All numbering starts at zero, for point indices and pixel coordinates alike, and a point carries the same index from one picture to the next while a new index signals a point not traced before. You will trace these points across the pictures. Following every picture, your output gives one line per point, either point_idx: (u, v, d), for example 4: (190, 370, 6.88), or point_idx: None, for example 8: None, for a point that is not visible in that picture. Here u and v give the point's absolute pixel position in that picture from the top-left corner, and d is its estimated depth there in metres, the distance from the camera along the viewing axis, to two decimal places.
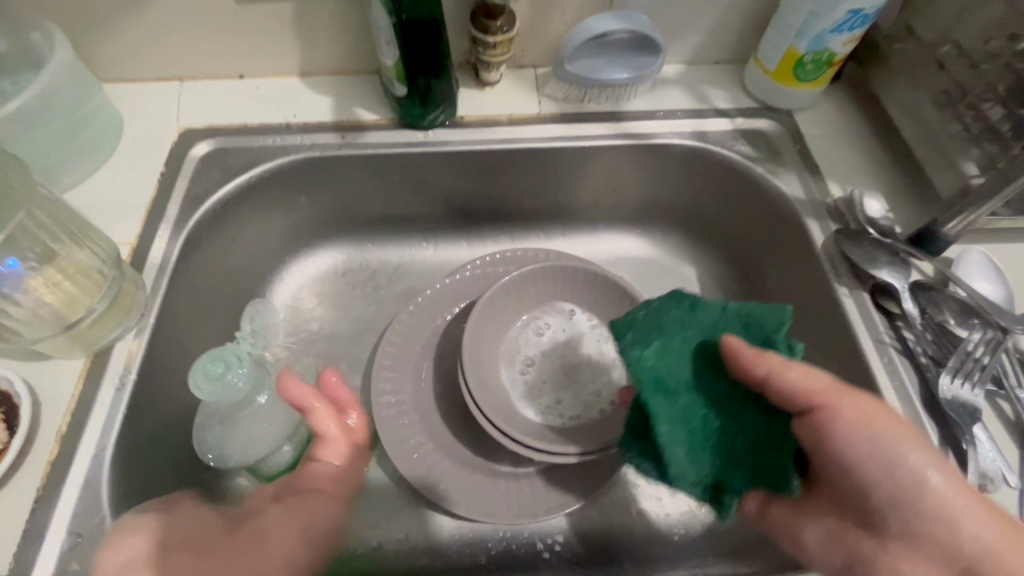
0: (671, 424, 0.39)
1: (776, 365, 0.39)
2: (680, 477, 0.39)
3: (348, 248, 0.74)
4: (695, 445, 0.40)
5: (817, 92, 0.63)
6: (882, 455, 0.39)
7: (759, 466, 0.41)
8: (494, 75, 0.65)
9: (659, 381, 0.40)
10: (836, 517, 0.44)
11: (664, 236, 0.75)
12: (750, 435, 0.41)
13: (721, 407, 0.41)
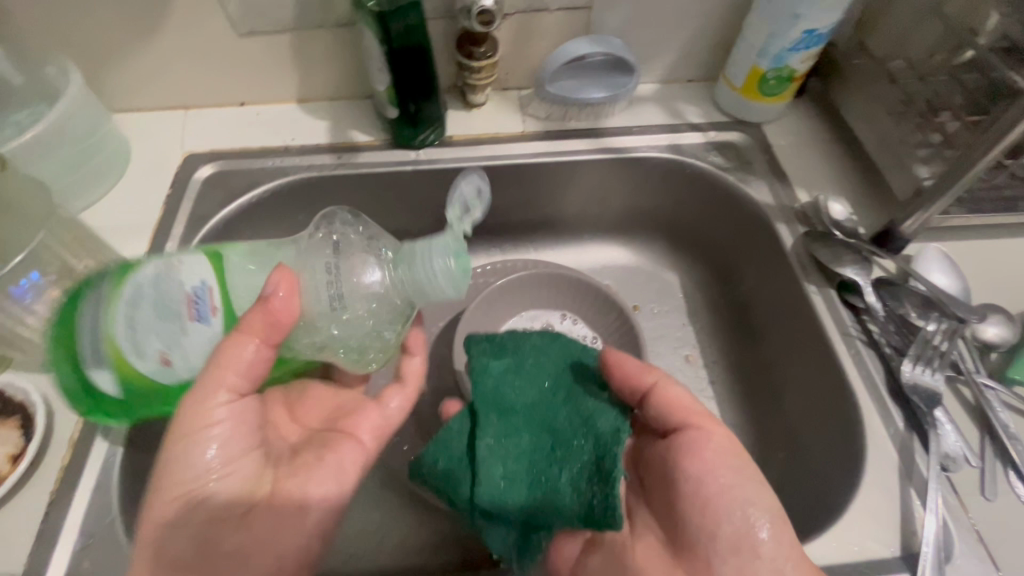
0: (495, 441, 0.46)
1: (655, 393, 0.47)
2: (483, 493, 0.45)
3: None
4: (509, 468, 0.45)
5: (782, 106, 0.68)
6: (730, 488, 0.44)
7: (573, 503, 0.44)
8: (480, 97, 0.69)
9: (499, 401, 0.48)
10: (649, 551, 0.46)
11: (646, 245, 0.78)
12: (570, 474, 0.45)
13: (566, 437, 0.46)
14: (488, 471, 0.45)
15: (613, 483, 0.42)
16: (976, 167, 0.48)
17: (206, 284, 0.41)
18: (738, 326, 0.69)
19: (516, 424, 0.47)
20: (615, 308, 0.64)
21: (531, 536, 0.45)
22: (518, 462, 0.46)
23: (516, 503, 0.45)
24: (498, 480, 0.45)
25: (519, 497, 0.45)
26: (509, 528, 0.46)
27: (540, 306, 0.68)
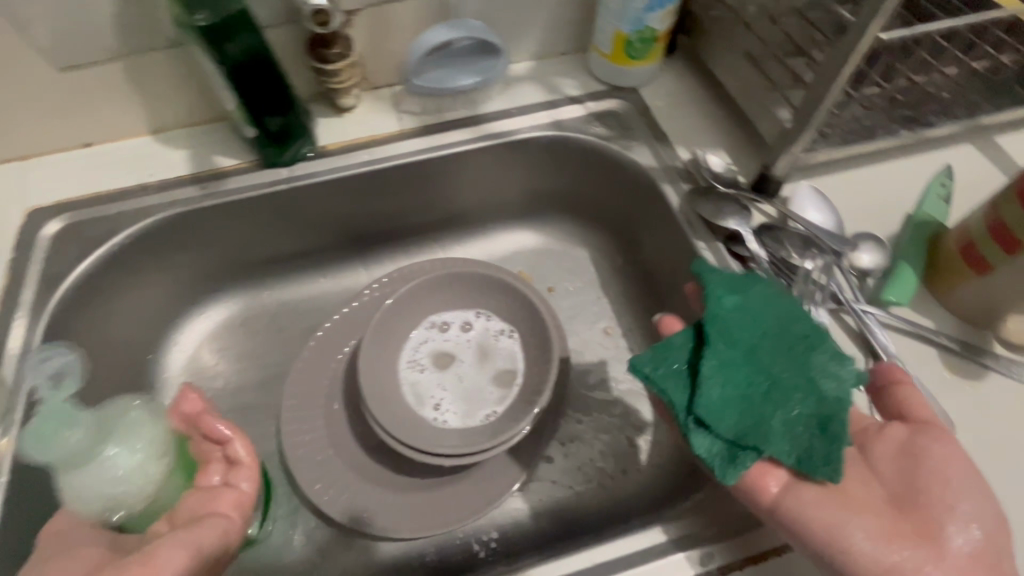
0: (720, 365, 0.44)
1: (905, 387, 0.44)
2: (704, 405, 0.43)
3: (240, 299, 0.73)
4: (732, 395, 0.43)
5: (654, 66, 0.68)
6: (953, 488, 0.39)
7: (784, 442, 0.41)
8: (349, 100, 0.66)
9: (727, 333, 0.45)
10: (862, 495, 0.40)
11: (551, 224, 0.78)
12: (783, 417, 0.42)
13: (785, 381, 0.43)
14: (708, 381, 0.43)
15: (841, 418, 0.41)
16: (825, 101, 0.50)
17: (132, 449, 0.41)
18: (649, 290, 0.70)
19: (773, 366, 0.44)
20: (521, 302, 0.60)
21: (720, 460, 0.42)
22: (744, 335, 0.45)
23: (751, 425, 0.42)
24: (718, 407, 0.43)
25: (750, 396, 0.43)
26: (720, 439, 0.42)
27: (446, 310, 0.63)
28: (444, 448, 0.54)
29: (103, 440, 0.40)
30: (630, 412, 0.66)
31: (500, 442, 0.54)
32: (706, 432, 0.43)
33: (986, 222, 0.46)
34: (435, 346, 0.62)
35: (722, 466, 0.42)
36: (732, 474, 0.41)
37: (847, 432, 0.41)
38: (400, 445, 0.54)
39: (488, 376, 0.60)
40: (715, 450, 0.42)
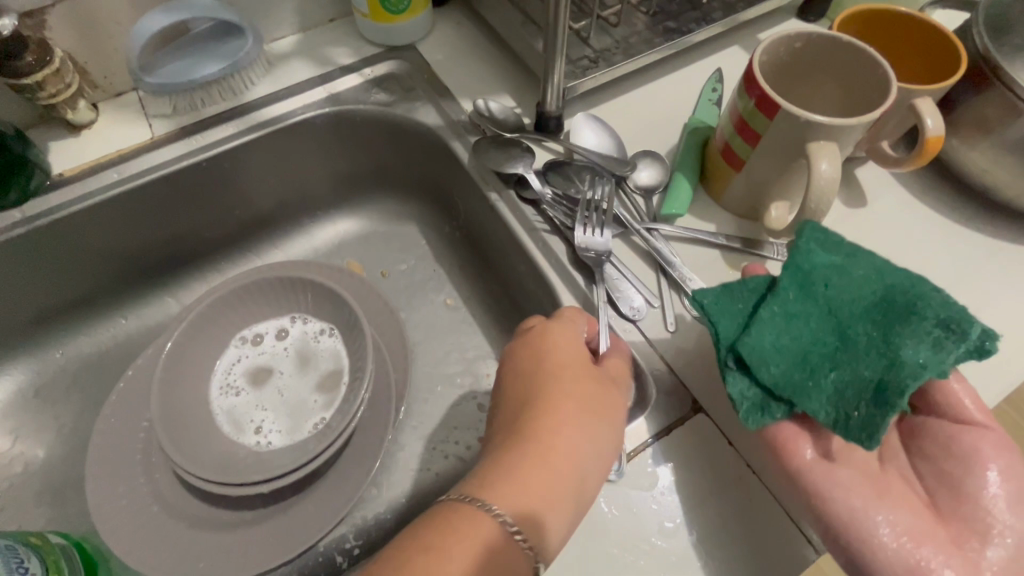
0: (785, 311, 0.38)
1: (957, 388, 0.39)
2: (750, 343, 0.37)
3: (24, 367, 0.63)
4: (787, 348, 0.37)
5: (423, 18, 0.63)
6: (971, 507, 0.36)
7: (822, 401, 0.36)
8: (80, 114, 0.57)
9: (822, 271, 0.39)
10: (901, 490, 0.37)
11: (369, 207, 0.74)
12: (837, 380, 0.36)
13: (894, 345, 0.36)
14: (790, 321, 0.38)
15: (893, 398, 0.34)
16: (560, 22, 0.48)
17: None
18: (475, 254, 0.68)
19: (910, 314, 0.36)
20: (330, 297, 0.56)
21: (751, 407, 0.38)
22: (874, 281, 0.38)
23: (839, 370, 0.37)
24: (816, 339, 0.37)
25: (860, 341, 0.37)
26: (751, 382, 0.38)
27: (255, 323, 0.58)
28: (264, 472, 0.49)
29: None
30: (481, 378, 0.64)
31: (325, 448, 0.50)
32: (739, 372, 0.38)
33: (733, 121, 0.46)
34: (254, 362, 0.58)
35: (745, 407, 0.37)
36: (756, 417, 0.37)
37: (904, 397, 0.34)
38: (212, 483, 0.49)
39: (311, 383, 0.56)
40: (733, 389, 0.38)
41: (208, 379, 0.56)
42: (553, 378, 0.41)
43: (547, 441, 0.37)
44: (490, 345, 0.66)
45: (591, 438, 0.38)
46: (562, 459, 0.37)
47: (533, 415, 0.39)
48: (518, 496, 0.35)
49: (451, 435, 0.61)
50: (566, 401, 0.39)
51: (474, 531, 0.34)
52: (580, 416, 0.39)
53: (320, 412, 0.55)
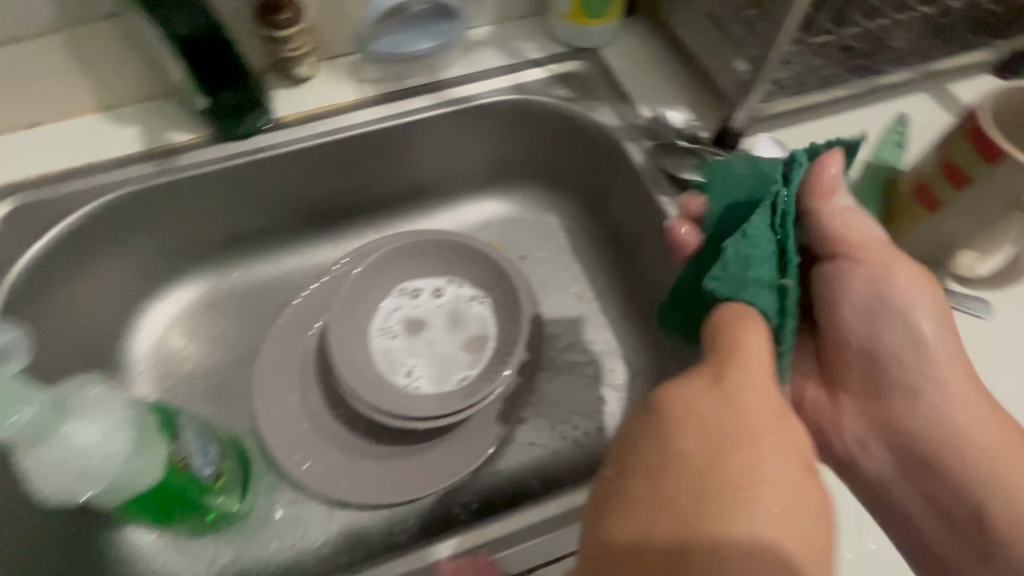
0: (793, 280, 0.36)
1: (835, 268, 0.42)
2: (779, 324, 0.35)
3: (208, 279, 0.72)
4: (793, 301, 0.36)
5: (614, 24, 0.67)
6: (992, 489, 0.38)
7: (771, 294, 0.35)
8: (305, 69, 0.64)
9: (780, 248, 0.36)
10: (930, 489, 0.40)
11: (518, 192, 0.77)
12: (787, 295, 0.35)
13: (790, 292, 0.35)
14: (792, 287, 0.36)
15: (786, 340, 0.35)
16: (777, 43, 0.50)
17: (108, 434, 0.40)
18: (617, 252, 0.70)
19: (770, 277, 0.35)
20: (494, 266, 0.61)
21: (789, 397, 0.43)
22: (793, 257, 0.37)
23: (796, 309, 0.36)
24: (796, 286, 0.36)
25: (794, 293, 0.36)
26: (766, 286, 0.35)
27: (417, 277, 0.63)
28: (422, 412, 0.54)
29: (65, 412, 0.38)
30: (606, 371, 0.67)
31: (480, 401, 0.54)
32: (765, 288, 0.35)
33: (940, 162, 0.46)
34: (411, 312, 0.63)
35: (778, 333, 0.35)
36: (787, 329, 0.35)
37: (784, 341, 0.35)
38: (375, 413, 0.54)
39: (461, 341, 0.61)
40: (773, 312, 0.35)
41: (374, 319, 0.61)
42: (747, 385, 0.32)
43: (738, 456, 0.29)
44: (618, 341, 0.68)
45: (766, 522, 0.27)
46: (722, 514, 0.27)
47: (709, 446, 0.30)
48: (654, 518, 0.28)
49: (573, 417, 0.64)
50: (760, 461, 0.29)
51: (605, 510, 0.30)
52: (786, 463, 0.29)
53: (468, 369, 0.59)
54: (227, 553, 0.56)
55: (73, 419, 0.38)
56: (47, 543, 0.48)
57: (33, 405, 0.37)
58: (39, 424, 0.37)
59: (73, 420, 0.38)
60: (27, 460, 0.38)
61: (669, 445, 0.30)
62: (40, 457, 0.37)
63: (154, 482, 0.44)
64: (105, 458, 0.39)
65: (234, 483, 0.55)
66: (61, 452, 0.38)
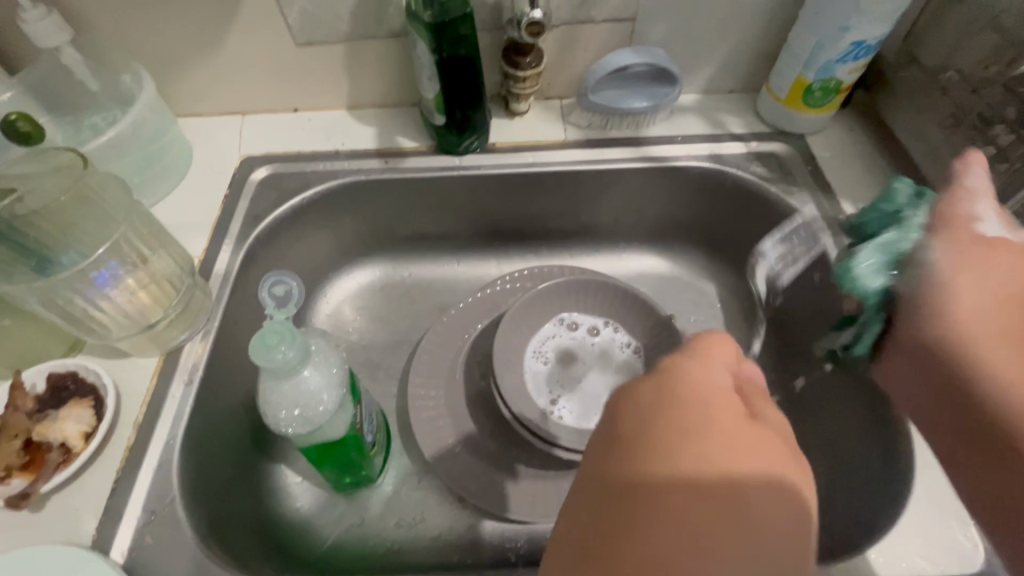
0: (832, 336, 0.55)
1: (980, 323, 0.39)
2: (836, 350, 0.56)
3: (384, 266, 0.79)
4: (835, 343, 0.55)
5: (827, 115, 0.67)
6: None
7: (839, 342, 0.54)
8: (524, 105, 0.71)
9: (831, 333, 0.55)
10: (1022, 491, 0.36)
11: (682, 253, 0.78)
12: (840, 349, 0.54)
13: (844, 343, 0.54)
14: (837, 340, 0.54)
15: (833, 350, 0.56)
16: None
17: (326, 390, 0.46)
18: (777, 335, 0.70)
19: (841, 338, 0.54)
20: (658, 320, 0.63)
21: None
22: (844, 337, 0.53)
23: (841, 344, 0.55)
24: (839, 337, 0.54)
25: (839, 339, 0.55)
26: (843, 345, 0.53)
27: (580, 312, 0.67)
28: (567, 439, 0.56)
29: (306, 362, 0.45)
30: None
31: None
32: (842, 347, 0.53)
33: None
34: (568, 343, 0.67)
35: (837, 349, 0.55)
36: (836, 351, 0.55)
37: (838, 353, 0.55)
38: (526, 430, 0.57)
39: (607, 384, 0.64)
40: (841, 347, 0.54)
41: (535, 341, 0.66)
42: (690, 374, 0.34)
43: (684, 419, 0.31)
44: None
45: (761, 474, 0.29)
46: (717, 497, 0.28)
47: (696, 441, 0.30)
48: (644, 521, 0.27)
49: None
50: (742, 452, 0.29)
51: (602, 525, 0.28)
52: (740, 430, 0.30)
53: None
54: (354, 517, 0.60)
55: (305, 371, 0.45)
56: (230, 458, 0.55)
57: (293, 354, 0.42)
58: (291, 368, 0.43)
59: (308, 370, 0.45)
60: (263, 389, 0.45)
61: (636, 449, 0.30)
62: (275, 390, 0.44)
63: (339, 437, 0.49)
64: (318, 407, 0.45)
65: (379, 455, 0.59)
66: (293, 392, 0.44)
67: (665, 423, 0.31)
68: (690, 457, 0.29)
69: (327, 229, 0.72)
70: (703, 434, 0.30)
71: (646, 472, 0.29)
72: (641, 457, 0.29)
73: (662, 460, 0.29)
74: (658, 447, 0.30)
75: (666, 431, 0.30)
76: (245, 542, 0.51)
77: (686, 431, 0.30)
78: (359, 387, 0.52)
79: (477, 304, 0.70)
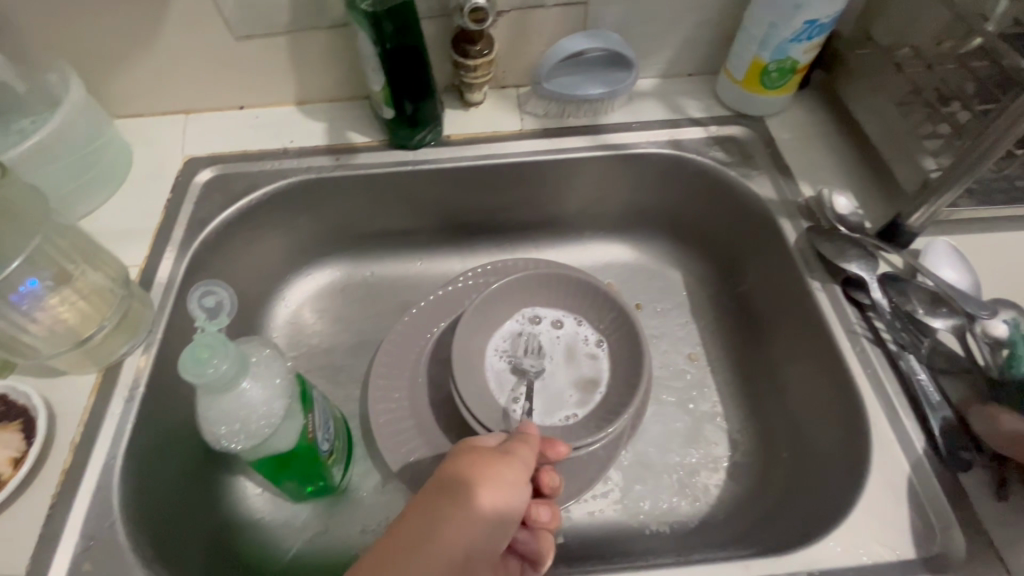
0: None
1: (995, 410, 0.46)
2: None
3: (344, 266, 0.77)
4: None
5: (786, 96, 0.66)
6: None
7: None
8: (478, 95, 0.69)
9: None
10: None
11: (647, 241, 0.77)
12: None
13: None
14: None
15: None
16: (981, 164, 0.48)
17: (272, 400, 0.44)
18: (742, 320, 0.69)
19: None
20: (621, 311, 0.62)
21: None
22: None
23: None
24: None
25: None
26: None
27: (543, 305, 0.66)
28: None
29: (245, 371, 0.43)
30: (706, 441, 0.64)
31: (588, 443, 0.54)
32: None
33: None
34: (531, 338, 0.65)
35: None
36: None
37: None
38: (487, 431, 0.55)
39: (571, 379, 0.63)
40: None
41: (498, 337, 0.65)
42: (514, 451, 0.42)
43: (460, 479, 0.39)
44: (727, 412, 0.66)
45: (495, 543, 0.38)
46: (437, 512, 0.37)
47: (463, 482, 0.39)
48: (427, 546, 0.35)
49: (669, 480, 0.62)
50: (482, 477, 0.39)
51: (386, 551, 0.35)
52: (512, 492, 0.39)
53: (575, 410, 0.61)
54: (316, 526, 0.59)
55: (245, 381, 0.43)
56: (181, 473, 0.53)
57: (230, 365, 0.41)
58: (229, 381, 0.41)
59: (248, 381, 0.43)
60: (203, 407, 0.43)
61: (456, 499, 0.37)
62: (215, 405, 0.42)
63: (293, 448, 0.48)
64: (261, 420, 0.44)
65: (339, 463, 0.57)
66: (235, 405, 0.42)
67: (445, 485, 0.38)
68: (444, 504, 0.37)
69: (280, 230, 0.70)
70: (489, 490, 0.38)
71: (431, 518, 0.36)
72: (445, 509, 0.37)
73: (454, 513, 0.37)
74: (443, 500, 0.37)
75: (455, 491, 0.38)
76: (193, 557, 0.49)
77: (449, 480, 0.39)
78: (309, 395, 0.50)
79: (439, 301, 0.68)
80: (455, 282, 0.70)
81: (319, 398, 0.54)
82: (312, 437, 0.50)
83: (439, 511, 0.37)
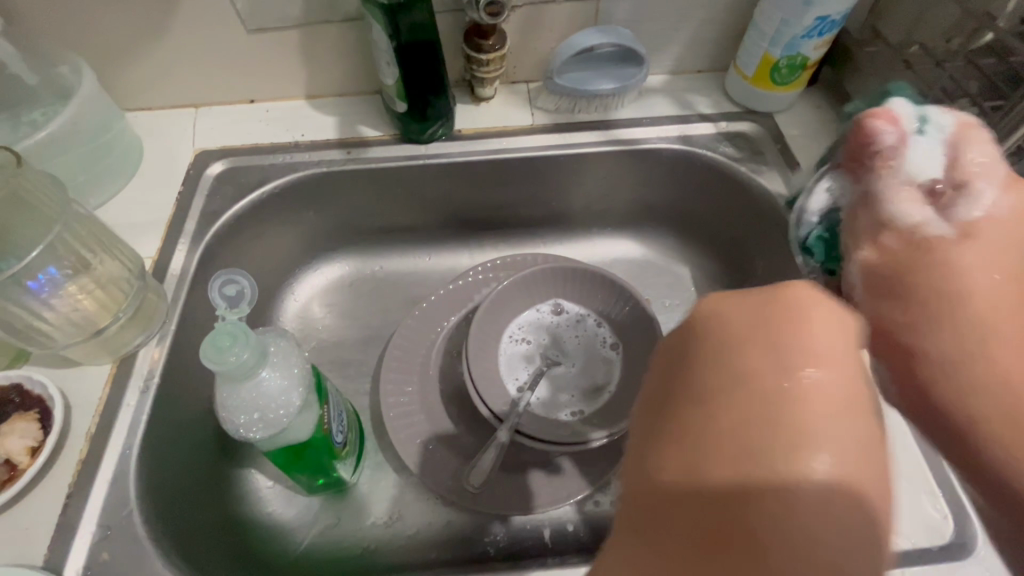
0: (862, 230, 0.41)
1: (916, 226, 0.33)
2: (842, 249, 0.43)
3: (352, 260, 0.76)
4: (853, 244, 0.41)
5: (795, 93, 0.67)
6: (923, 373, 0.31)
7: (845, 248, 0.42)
8: (489, 91, 0.69)
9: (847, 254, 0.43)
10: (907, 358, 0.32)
11: (656, 237, 0.78)
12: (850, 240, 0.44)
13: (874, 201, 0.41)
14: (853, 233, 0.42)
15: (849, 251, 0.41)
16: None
17: (293, 390, 0.44)
18: None
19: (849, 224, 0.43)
20: (634, 305, 0.62)
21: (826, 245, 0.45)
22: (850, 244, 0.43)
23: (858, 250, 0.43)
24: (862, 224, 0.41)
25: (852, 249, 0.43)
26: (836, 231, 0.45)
27: (555, 298, 0.67)
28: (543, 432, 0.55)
29: (264, 361, 0.43)
30: None
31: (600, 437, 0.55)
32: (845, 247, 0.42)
33: None
34: (543, 331, 0.66)
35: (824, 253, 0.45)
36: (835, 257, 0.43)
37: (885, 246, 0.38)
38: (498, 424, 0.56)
39: (581, 372, 0.64)
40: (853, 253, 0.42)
41: (511, 330, 0.65)
42: (715, 314, 0.28)
43: (733, 344, 0.27)
44: None
45: (815, 471, 0.22)
46: (745, 413, 0.24)
47: (681, 388, 0.27)
48: (710, 517, 0.23)
49: None
50: (703, 357, 0.27)
51: (660, 527, 0.24)
52: (753, 366, 0.25)
53: (586, 404, 0.61)
54: (327, 519, 0.59)
55: (263, 371, 0.43)
56: (195, 465, 0.53)
57: (251, 356, 0.41)
58: (249, 370, 0.41)
59: (267, 372, 0.43)
60: (221, 397, 0.43)
61: (726, 387, 0.25)
62: (231, 395, 0.43)
63: (311, 439, 0.48)
64: (279, 411, 0.44)
65: (352, 455, 0.58)
66: (255, 395, 0.43)
67: (712, 389, 0.26)
68: (727, 405, 0.25)
69: (291, 223, 0.70)
70: (713, 392, 0.25)
71: (717, 435, 0.24)
72: (660, 449, 0.25)
73: (744, 394, 0.25)
74: (738, 387, 0.25)
75: (718, 387, 0.25)
76: (208, 550, 0.49)
77: (725, 351, 0.27)
78: (326, 385, 0.50)
79: (452, 295, 0.69)
80: (466, 276, 0.70)
81: (335, 390, 0.54)
82: (328, 427, 0.50)
83: (705, 423, 0.25)
